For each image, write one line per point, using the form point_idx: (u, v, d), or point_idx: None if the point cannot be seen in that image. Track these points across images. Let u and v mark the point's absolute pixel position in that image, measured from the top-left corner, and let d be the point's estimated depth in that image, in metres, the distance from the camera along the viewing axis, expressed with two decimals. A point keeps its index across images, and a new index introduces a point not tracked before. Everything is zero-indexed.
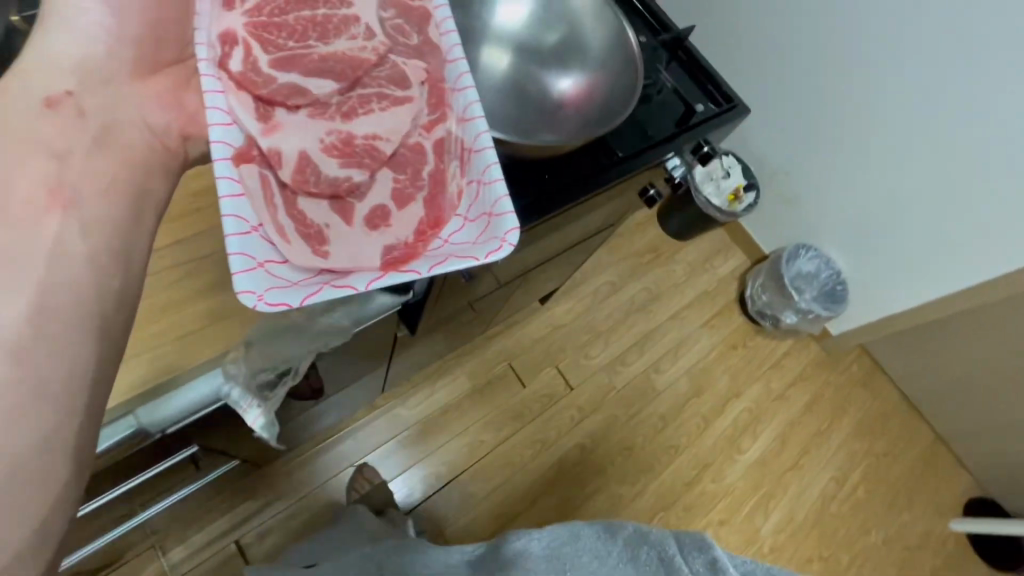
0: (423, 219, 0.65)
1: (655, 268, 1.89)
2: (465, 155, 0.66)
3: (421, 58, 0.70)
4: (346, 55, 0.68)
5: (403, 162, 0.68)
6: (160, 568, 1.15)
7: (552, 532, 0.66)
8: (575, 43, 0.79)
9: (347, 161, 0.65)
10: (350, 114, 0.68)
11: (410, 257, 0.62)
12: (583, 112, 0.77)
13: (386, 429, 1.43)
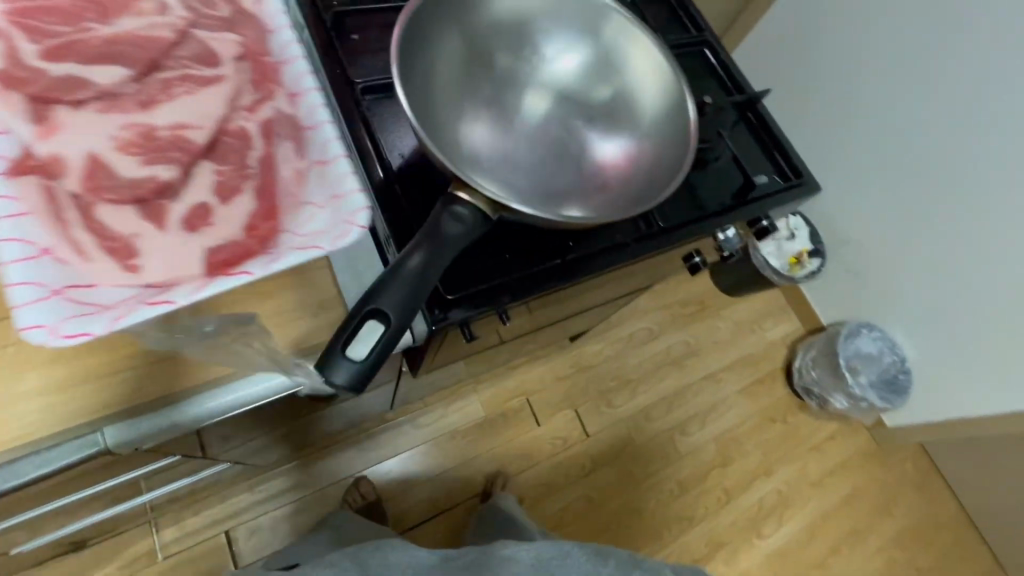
0: (256, 210, 0.46)
1: (698, 323, 1.79)
2: (298, 134, 0.48)
3: (233, 29, 0.51)
4: (138, 33, 0.49)
5: (228, 152, 0.48)
6: (151, 545, 1.17)
7: (540, 545, 0.75)
8: (625, 98, 0.62)
9: (142, 157, 0.45)
10: (159, 90, 0.48)
11: (245, 255, 0.43)
12: (625, 182, 0.58)
13: (390, 445, 1.41)
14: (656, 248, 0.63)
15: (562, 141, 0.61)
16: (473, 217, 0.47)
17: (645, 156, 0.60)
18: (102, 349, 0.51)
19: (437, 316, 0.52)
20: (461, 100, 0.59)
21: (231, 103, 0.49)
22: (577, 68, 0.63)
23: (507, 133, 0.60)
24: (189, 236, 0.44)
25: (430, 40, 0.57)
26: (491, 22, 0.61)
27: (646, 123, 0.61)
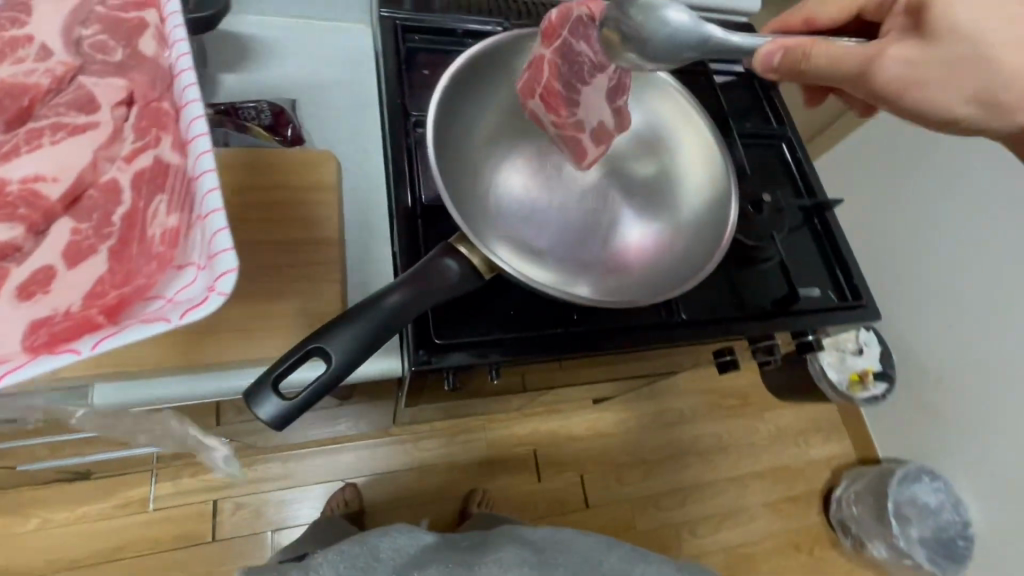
0: (109, 275, 0.46)
1: (733, 418, 1.67)
2: (175, 190, 0.48)
3: (120, 75, 0.52)
4: (7, 82, 0.51)
5: (96, 206, 0.49)
6: (144, 495, 1.21)
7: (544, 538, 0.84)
8: (665, 180, 0.61)
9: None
10: (28, 141, 0.50)
11: (81, 328, 0.42)
12: (645, 266, 0.57)
13: (388, 460, 1.40)
14: (672, 340, 0.58)
15: (590, 209, 0.60)
16: (473, 272, 0.46)
17: (670, 242, 0.59)
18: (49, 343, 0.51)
19: (421, 358, 0.51)
20: (500, 151, 0.60)
21: (107, 155, 0.50)
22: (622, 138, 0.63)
23: (536, 190, 0.60)
24: (22, 303, 0.45)
25: (480, 89, 0.59)
26: None
27: (680, 209, 0.60)
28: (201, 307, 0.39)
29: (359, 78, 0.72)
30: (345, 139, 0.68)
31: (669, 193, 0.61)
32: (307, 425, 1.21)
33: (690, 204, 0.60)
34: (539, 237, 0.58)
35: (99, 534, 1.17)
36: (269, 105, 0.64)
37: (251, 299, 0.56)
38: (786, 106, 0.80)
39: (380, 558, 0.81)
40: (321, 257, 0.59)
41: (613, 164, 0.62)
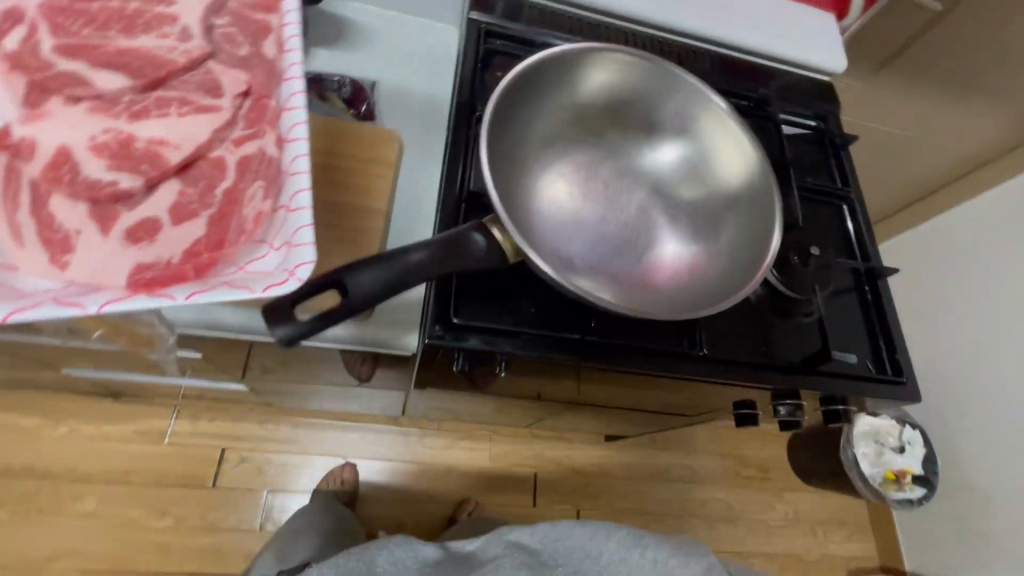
0: (205, 239, 0.52)
1: (748, 488, 1.61)
2: (272, 178, 0.54)
3: (243, 69, 0.58)
4: (148, 52, 0.57)
5: (202, 176, 0.55)
6: (163, 428, 1.28)
7: (540, 530, 0.84)
8: (710, 216, 0.61)
9: (119, 167, 0.53)
10: (155, 105, 0.56)
11: (172, 279, 0.48)
12: (671, 291, 0.56)
13: (392, 448, 1.41)
14: (688, 371, 0.57)
15: (628, 228, 0.60)
16: (500, 253, 0.48)
17: (703, 275, 0.58)
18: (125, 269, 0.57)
19: (436, 333, 0.52)
20: (550, 156, 0.62)
21: (220, 135, 0.56)
22: (675, 169, 0.63)
23: (580, 198, 0.61)
24: (125, 248, 0.51)
25: (548, 95, 0.60)
26: (606, 93, 0.62)
27: (721, 246, 0.59)
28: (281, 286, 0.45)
29: (440, 75, 0.77)
30: (416, 126, 0.73)
31: (708, 221, 0.61)
32: (322, 396, 1.25)
33: (729, 235, 0.60)
34: (574, 243, 0.59)
35: (116, 455, 1.24)
36: (352, 81, 0.70)
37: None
38: (854, 169, 0.79)
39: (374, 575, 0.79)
40: (369, 227, 0.62)
41: (658, 185, 0.63)
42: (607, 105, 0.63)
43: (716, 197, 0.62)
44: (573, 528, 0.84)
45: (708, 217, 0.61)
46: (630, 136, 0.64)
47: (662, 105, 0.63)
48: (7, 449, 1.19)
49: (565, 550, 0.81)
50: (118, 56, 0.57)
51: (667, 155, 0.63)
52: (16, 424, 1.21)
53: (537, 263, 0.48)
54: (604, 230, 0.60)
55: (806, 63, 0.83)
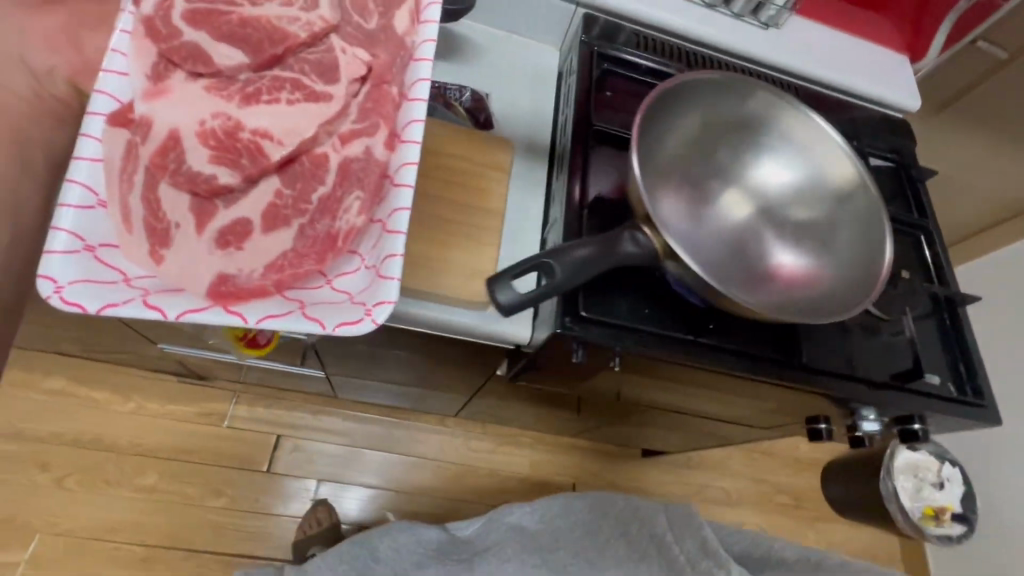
0: (292, 249, 0.54)
1: (782, 515, 1.61)
2: (372, 188, 0.55)
3: (368, 49, 0.60)
4: (270, 23, 0.58)
5: (302, 178, 0.56)
6: (224, 411, 1.32)
7: (539, 507, 0.90)
8: (828, 237, 0.58)
9: (224, 161, 0.55)
10: (264, 91, 0.57)
11: (254, 294, 0.50)
12: (797, 309, 0.54)
13: (435, 448, 1.44)
14: (790, 379, 0.60)
15: (743, 243, 0.58)
16: (652, 250, 0.50)
17: (825, 297, 0.55)
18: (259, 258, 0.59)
19: (565, 324, 0.56)
20: (682, 151, 0.59)
21: (328, 129, 0.57)
22: (796, 187, 0.60)
23: (698, 211, 0.59)
24: (220, 248, 0.53)
25: (681, 102, 0.59)
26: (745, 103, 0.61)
27: (841, 268, 0.57)
28: (352, 322, 0.48)
29: (543, 88, 0.82)
30: (524, 132, 0.77)
31: (830, 237, 0.58)
32: (378, 391, 1.29)
33: (851, 254, 0.57)
34: (699, 241, 0.57)
35: (177, 433, 1.28)
36: (471, 92, 0.74)
37: (431, 242, 0.63)
38: (930, 202, 0.83)
39: (380, 560, 0.79)
40: (487, 224, 0.66)
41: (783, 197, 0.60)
42: (744, 116, 0.61)
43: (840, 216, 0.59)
44: (570, 505, 0.91)
45: (831, 233, 0.58)
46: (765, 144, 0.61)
47: (789, 124, 0.61)
48: (78, 420, 1.24)
49: (564, 528, 0.88)
50: (245, 27, 0.58)
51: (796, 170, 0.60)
52: (88, 396, 1.26)
53: (688, 264, 0.49)
54: (725, 234, 0.58)
55: (880, 97, 0.88)
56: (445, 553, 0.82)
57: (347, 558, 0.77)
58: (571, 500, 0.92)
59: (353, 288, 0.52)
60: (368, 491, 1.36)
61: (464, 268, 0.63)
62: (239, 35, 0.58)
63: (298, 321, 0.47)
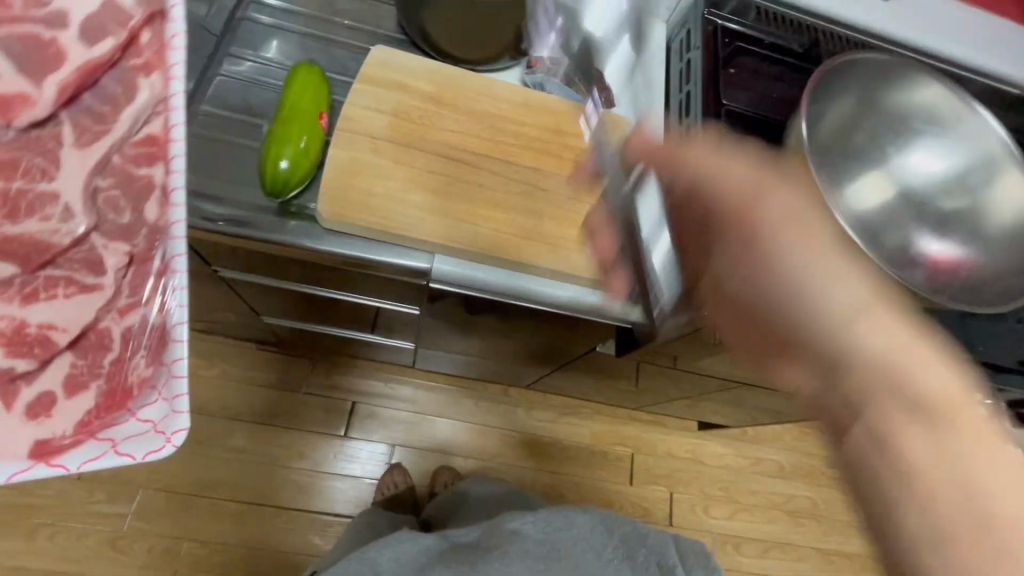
0: (100, 406, 0.43)
1: (833, 489, 1.63)
2: (156, 344, 0.44)
3: (128, 240, 0.48)
4: (32, 237, 0.47)
5: (98, 345, 0.46)
6: (304, 379, 1.38)
7: (545, 517, 0.77)
8: (982, 227, 0.57)
9: (29, 349, 0.44)
10: (30, 284, 0.46)
11: (68, 445, 0.41)
12: (952, 297, 0.54)
13: (501, 417, 1.48)
14: None
15: (895, 227, 0.57)
16: (832, 238, 0.49)
17: (980, 286, 0.55)
18: (400, 232, 0.59)
19: None
20: (835, 133, 0.59)
21: (105, 307, 0.46)
22: (949, 174, 0.59)
23: (848, 195, 0.58)
24: (18, 427, 0.42)
25: (835, 85, 0.59)
26: (903, 94, 0.60)
27: (996, 257, 0.56)
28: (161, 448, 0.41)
29: (653, 60, 0.80)
30: (639, 107, 0.76)
31: (982, 227, 0.57)
32: (449, 362, 1.32)
33: (1004, 247, 0.56)
34: (853, 220, 0.56)
35: (262, 398, 1.35)
36: (591, 69, 0.74)
37: (567, 224, 0.64)
38: None
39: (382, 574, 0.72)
40: None
41: (937, 185, 0.59)
42: (899, 104, 0.60)
43: (995, 209, 0.58)
44: (572, 516, 0.78)
45: (983, 224, 0.57)
46: (919, 134, 0.60)
47: (939, 104, 0.60)
48: None
49: (571, 541, 0.76)
50: (23, 236, 0.47)
51: (951, 161, 0.59)
52: None
53: (861, 252, 0.49)
54: (876, 216, 0.57)
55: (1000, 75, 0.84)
56: (449, 561, 0.72)
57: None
58: (576, 512, 0.79)
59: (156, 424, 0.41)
60: (437, 455, 1.42)
61: (597, 250, 0.64)
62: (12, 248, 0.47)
63: (107, 464, 0.39)
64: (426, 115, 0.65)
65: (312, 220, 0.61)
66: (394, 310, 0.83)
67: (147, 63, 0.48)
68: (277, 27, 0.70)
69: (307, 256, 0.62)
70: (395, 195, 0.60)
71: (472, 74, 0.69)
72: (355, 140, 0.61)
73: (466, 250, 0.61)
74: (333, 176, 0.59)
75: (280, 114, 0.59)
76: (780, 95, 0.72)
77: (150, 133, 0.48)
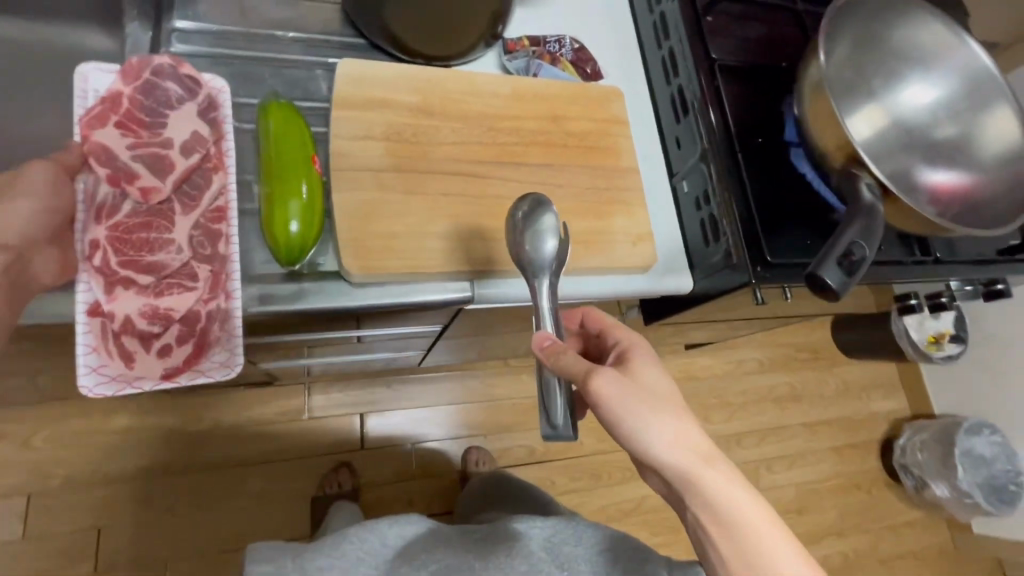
0: (193, 346, 0.48)
1: (808, 370, 1.80)
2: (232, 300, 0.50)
3: (203, 251, 0.51)
4: (126, 251, 0.49)
5: (193, 320, 0.49)
6: (303, 405, 1.32)
7: (555, 526, 0.63)
8: (974, 150, 0.61)
9: (152, 319, 0.48)
10: (125, 266, 0.48)
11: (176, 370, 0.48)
12: (958, 222, 0.58)
13: (506, 388, 1.48)
14: (926, 276, 0.67)
15: (901, 162, 0.60)
16: (878, 197, 0.52)
17: (977, 208, 0.59)
18: (434, 267, 0.55)
19: (758, 273, 0.59)
20: (833, 79, 0.61)
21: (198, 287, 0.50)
22: (938, 103, 0.62)
23: (854, 134, 0.60)
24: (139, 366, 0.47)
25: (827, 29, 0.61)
26: (880, 31, 0.63)
27: (989, 178, 0.61)
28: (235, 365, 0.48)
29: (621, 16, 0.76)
30: (622, 71, 0.73)
31: (974, 150, 0.61)
32: (448, 351, 1.28)
33: (994, 167, 0.61)
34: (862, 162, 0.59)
35: (263, 438, 1.28)
36: (570, 41, 0.70)
37: (591, 216, 0.63)
38: None
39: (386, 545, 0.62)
40: (630, 183, 0.65)
41: (931, 114, 0.62)
42: (881, 41, 0.63)
43: (983, 130, 0.62)
44: (582, 532, 0.63)
45: (974, 147, 0.61)
46: (905, 67, 0.62)
47: (913, 40, 0.64)
48: (161, 449, 1.21)
49: (574, 559, 0.60)
50: (132, 231, 0.50)
51: (939, 90, 0.62)
52: (159, 425, 1.22)
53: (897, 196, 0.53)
54: (882, 153, 0.60)
55: None
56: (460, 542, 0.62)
57: (354, 554, 0.60)
58: (586, 525, 0.63)
59: (223, 369, 0.48)
60: (455, 441, 1.41)
61: (627, 237, 0.63)
62: (114, 241, 0.49)
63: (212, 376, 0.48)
64: (420, 131, 0.59)
65: (332, 278, 0.55)
66: (376, 336, 0.72)
67: (212, 162, 0.53)
68: (213, 56, 0.60)
69: (334, 316, 0.57)
70: (417, 230, 0.56)
71: (453, 73, 0.63)
72: (357, 179, 0.55)
73: (504, 269, 0.58)
74: (347, 226, 0.53)
75: (267, 169, 0.52)
76: (758, 37, 0.71)
77: (213, 205, 0.52)
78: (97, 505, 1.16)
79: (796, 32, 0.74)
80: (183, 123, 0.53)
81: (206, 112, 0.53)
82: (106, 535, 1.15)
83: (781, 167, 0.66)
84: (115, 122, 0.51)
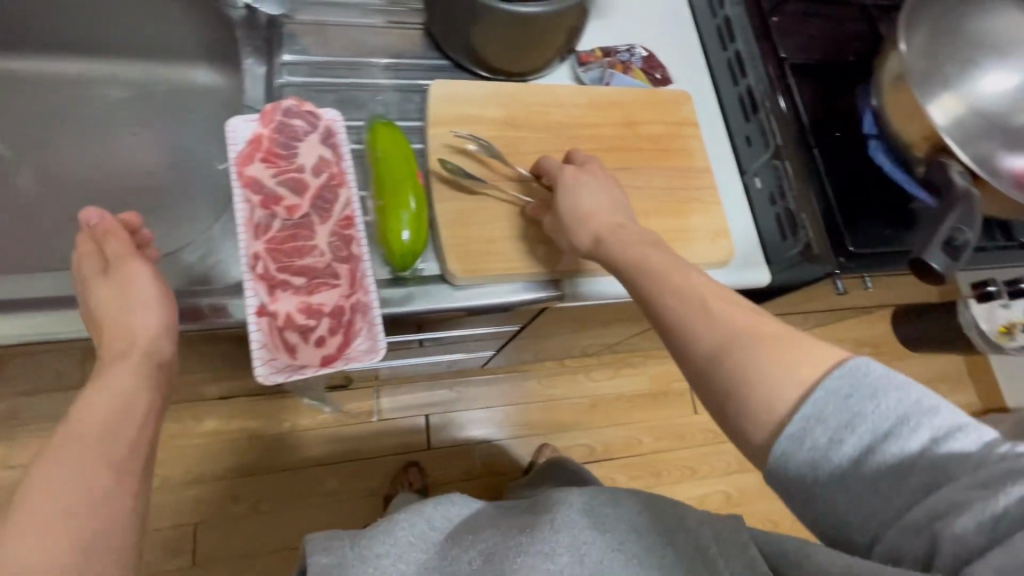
0: (343, 336, 0.54)
1: None
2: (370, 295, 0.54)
3: (338, 253, 0.56)
4: (282, 260, 0.55)
5: (340, 312, 0.54)
6: (373, 407, 1.39)
7: None
8: None
9: (307, 314, 0.54)
10: (282, 270, 0.55)
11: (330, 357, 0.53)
12: None
13: (565, 389, 1.51)
14: (1008, 261, 0.67)
15: (987, 146, 0.60)
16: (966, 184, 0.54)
17: None
18: (528, 269, 0.59)
19: (841, 263, 0.61)
20: (913, 67, 0.61)
21: (340, 284, 0.56)
22: (1018, 88, 0.62)
23: (939, 118, 0.60)
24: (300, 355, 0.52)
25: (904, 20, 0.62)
26: (954, 21, 0.64)
27: None
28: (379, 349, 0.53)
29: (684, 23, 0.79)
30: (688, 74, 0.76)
31: None
32: (511, 353, 1.33)
33: None
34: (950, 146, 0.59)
35: (338, 438, 1.35)
36: (640, 50, 0.73)
37: (669, 215, 0.66)
38: None
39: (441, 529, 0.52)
40: (705, 182, 0.68)
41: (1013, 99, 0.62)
42: (957, 31, 0.64)
43: None
44: None
45: None
46: (982, 55, 0.63)
47: (987, 29, 0.64)
48: (247, 450, 1.30)
49: None
50: (284, 242, 0.56)
51: (1018, 76, 0.62)
52: (243, 428, 1.31)
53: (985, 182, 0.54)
54: (968, 135, 0.60)
55: None
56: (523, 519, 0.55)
57: (405, 540, 0.49)
58: None
59: (370, 354, 0.53)
60: (517, 441, 1.45)
61: (705, 234, 0.66)
62: (270, 252, 0.55)
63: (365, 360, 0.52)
64: (508, 143, 0.64)
65: (435, 281, 0.60)
66: (436, 339, 0.76)
67: (337, 179, 0.58)
68: (319, 85, 0.66)
69: (436, 316, 0.61)
70: (511, 234, 0.60)
71: (534, 87, 0.67)
72: (454, 190, 0.60)
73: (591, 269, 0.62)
74: (452, 233, 0.58)
75: (380, 183, 0.57)
76: (824, 33, 0.73)
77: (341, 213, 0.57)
78: (191, 504, 1.24)
79: (861, 27, 0.75)
80: (311, 150, 0.59)
81: (327, 140, 0.59)
82: (202, 532, 1.23)
83: (855, 158, 0.68)
84: (260, 158, 0.57)
